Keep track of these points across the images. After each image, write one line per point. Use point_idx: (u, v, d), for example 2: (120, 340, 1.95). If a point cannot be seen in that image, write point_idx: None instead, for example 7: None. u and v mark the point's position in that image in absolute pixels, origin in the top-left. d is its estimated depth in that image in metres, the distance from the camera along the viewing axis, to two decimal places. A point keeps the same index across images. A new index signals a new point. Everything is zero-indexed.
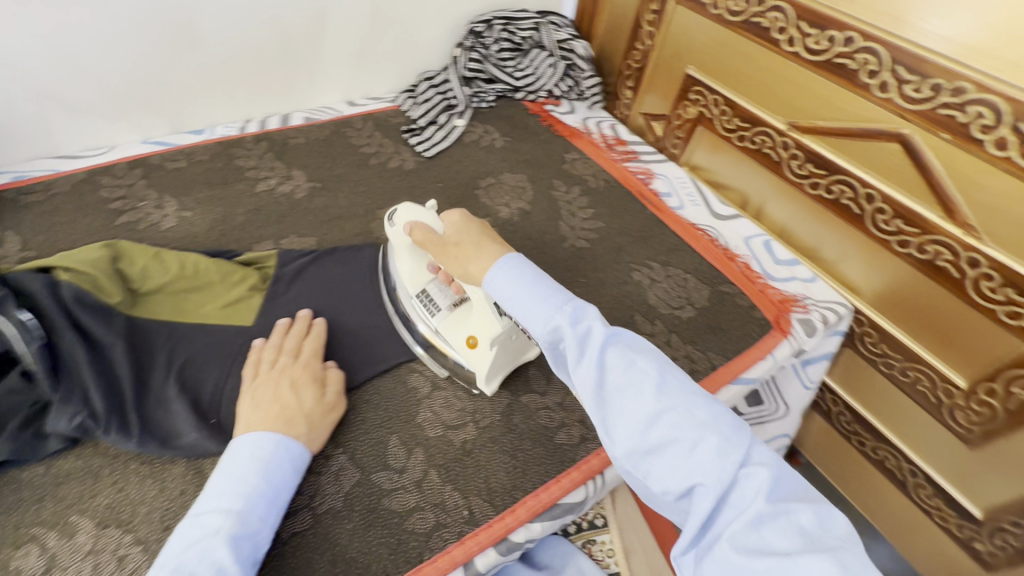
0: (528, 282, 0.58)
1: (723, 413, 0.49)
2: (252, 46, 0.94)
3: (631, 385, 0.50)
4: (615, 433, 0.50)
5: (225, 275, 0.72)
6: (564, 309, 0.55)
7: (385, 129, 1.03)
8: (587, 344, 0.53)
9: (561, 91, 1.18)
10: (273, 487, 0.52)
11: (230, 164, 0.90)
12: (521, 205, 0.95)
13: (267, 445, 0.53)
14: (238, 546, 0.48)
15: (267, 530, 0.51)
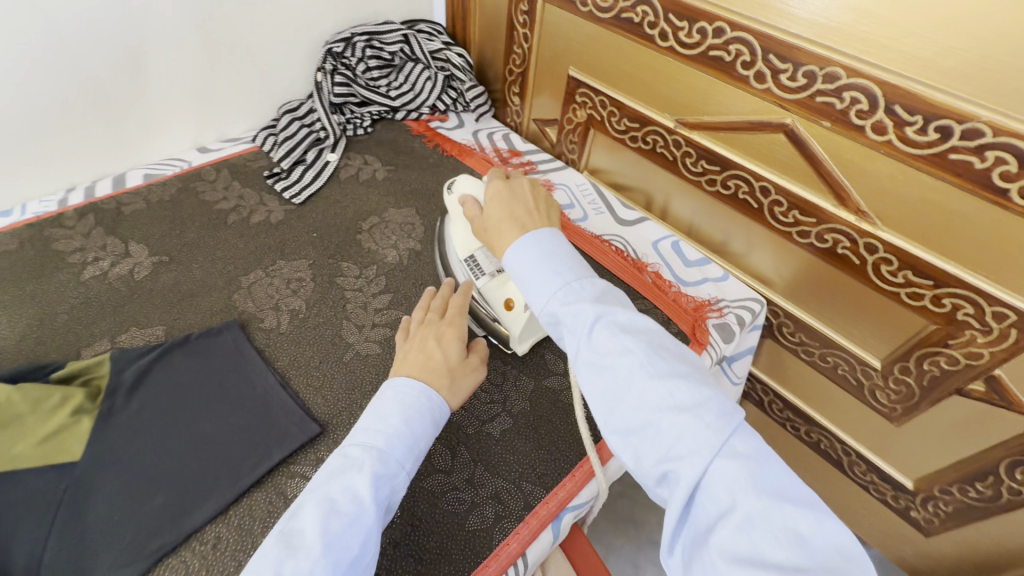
0: (540, 255, 0.54)
1: (713, 400, 0.42)
2: (54, 101, 0.78)
3: (617, 363, 0.45)
4: (602, 411, 0.46)
5: (39, 400, 0.59)
6: (563, 286, 0.51)
7: (244, 177, 0.90)
8: (575, 320, 0.49)
9: (445, 105, 1.10)
10: (414, 431, 0.51)
11: (47, 250, 0.75)
12: (411, 244, 0.85)
13: (411, 387, 0.53)
14: (379, 484, 0.46)
15: (403, 475, 0.49)
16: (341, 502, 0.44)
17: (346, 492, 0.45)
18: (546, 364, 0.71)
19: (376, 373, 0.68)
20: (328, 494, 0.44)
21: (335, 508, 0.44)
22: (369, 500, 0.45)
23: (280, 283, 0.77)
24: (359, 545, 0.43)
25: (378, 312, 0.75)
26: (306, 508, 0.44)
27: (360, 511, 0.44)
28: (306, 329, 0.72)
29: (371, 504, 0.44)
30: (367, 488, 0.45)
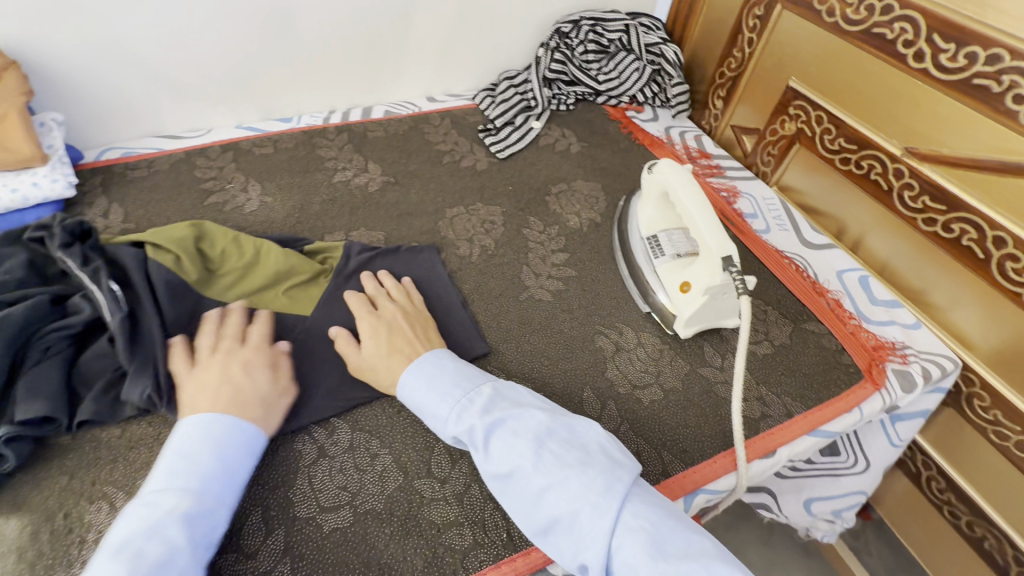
0: (431, 377, 0.59)
1: (598, 479, 0.49)
2: (342, 40, 0.96)
3: (522, 470, 0.50)
4: (519, 515, 0.51)
5: (291, 263, 0.73)
6: (456, 404, 0.56)
7: (462, 128, 1.03)
8: (472, 435, 0.54)
9: (644, 97, 1.13)
10: (227, 466, 0.50)
11: (312, 153, 0.93)
12: (592, 215, 0.90)
13: (216, 420, 0.52)
14: (191, 525, 0.45)
15: (224, 511, 0.49)
16: (151, 550, 0.42)
17: (154, 539, 0.43)
18: (704, 355, 0.72)
19: (544, 317, 0.75)
20: (131, 540, 0.43)
21: (140, 556, 0.42)
22: (184, 539, 0.44)
23: (476, 222, 0.87)
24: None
25: (554, 266, 0.81)
26: (118, 555, 0.42)
27: (177, 553, 0.43)
28: (491, 264, 0.81)
29: (188, 542, 0.44)
30: (179, 531, 0.44)
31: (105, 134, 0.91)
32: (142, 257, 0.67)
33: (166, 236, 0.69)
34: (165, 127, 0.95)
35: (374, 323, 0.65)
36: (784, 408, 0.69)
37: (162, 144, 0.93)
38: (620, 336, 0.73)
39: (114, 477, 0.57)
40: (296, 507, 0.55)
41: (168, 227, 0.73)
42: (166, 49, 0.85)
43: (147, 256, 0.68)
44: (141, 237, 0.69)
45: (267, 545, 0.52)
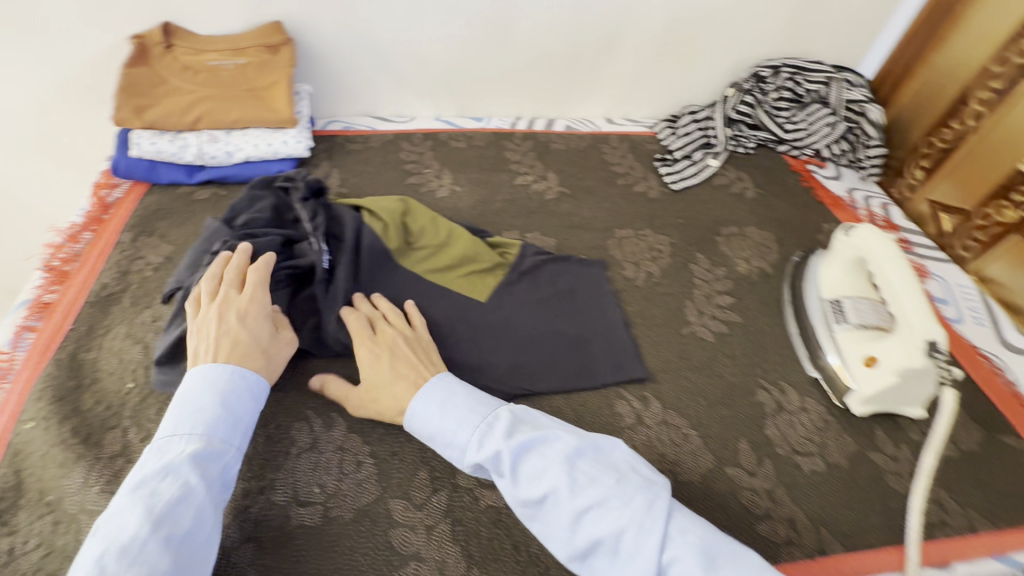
0: (444, 405, 0.55)
1: (625, 489, 0.47)
2: (546, 56, 1.02)
3: (557, 494, 0.48)
4: (554, 541, 0.48)
5: (479, 252, 0.78)
6: (477, 427, 0.53)
7: (639, 154, 1.05)
8: (501, 462, 0.50)
9: (831, 153, 1.07)
10: (232, 412, 0.51)
11: (499, 154, 1.00)
12: (762, 264, 0.88)
13: (227, 371, 0.53)
14: (203, 467, 0.46)
15: (233, 454, 0.50)
16: (163, 490, 0.44)
17: (166, 479, 0.44)
18: (875, 438, 0.67)
19: (704, 357, 0.74)
20: (145, 480, 0.44)
21: (155, 494, 0.43)
22: (197, 480, 0.45)
23: (643, 247, 0.88)
24: (194, 518, 0.44)
25: (718, 308, 0.80)
26: (135, 492, 0.43)
27: (191, 491, 0.45)
28: (655, 292, 0.81)
29: (200, 482, 0.45)
30: (190, 473, 0.45)
31: (334, 107, 1.05)
32: (359, 223, 0.73)
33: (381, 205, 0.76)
34: (379, 110, 1.07)
35: (371, 352, 0.61)
36: (965, 520, 0.62)
37: (375, 124, 1.05)
38: (782, 395, 0.71)
39: (314, 404, 0.64)
40: (459, 475, 0.59)
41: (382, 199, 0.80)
42: (401, 45, 0.96)
43: (363, 222, 0.74)
44: (360, 203, 0.77)
45: (432, 501, 0.57)
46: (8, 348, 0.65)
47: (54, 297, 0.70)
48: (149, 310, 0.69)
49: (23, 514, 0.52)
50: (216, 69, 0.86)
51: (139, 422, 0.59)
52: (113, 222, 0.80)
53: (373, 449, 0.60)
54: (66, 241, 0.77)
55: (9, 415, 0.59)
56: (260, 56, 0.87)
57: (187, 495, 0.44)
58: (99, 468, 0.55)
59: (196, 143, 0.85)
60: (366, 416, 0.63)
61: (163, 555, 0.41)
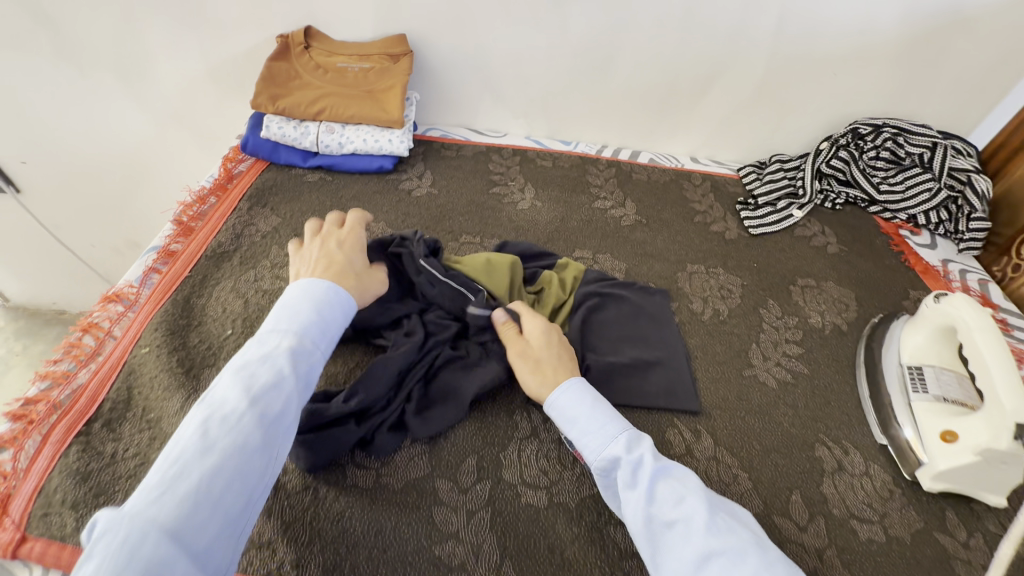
0: (589, 405, 0.57)
1: (769, 559, 0.43)
2: (642, 90, 1.06)
3: (686, 525, 0.46)
4: (663, 574, 0.46)
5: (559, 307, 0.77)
6: (624, 433, 0.55)
7: (720, 195, 1.05)
8: (636, 473, 0.51)
9: (928, 220, 1.03)
10: (325, 319, 0.55)
11: (582, 177, 1.04)
12: (838, 321, 0.85)
13: (330, 287, 0.57)
14: (294, 358, 0.51)
15: (320, 355, 0.53)
16: (261, 374, 0.48)
17: (265, 364, 0.49)
18: (944, 519, 0.63)
19: (764, 401, 0.72)
20: (248, 363, 0.49)
21: (253, 377, 0.48)
22: (289, 377, 0.49)
23: (714, 284, 0.88)
24: (283, 405, 0.48)
25: (786, 356, 0.78)
26: (237, 372, 0.48)
27: (283, 384, 0.48)
28: (720, 330, 0.81)
29: (292, 376, 0.49)
30: (282, 362, 0.49)
31: (435, 116, 1.13)
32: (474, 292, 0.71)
33: (500, 282, 0.72)
34: (475, 123, 1.14)
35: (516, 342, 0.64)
36: None
37: (470, 136, 1.13)
38: (846, 456, 0.67)
39: None
40: (505, 469, 0.61)
41: (472, 257, 0.74)
42: (507, 67, 1.04)
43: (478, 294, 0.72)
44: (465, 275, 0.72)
45: (476, 488, 0.59)
46: (137, 284, 0.74)
47: (178, 247, 0.80)
48: (253, 270, 0.78)
49: (126, 425, 0.60)
50: (342, 70, 0.97)
51: None
52: (235, 191, 0.91)
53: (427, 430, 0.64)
54: (195, 201, 0.87)
55: (129, 340, 0.67)
56: (382, 64, 0.97)
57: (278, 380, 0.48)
58: (194, 398, 0.62)
59: (315, 132, 0.95)
60: None
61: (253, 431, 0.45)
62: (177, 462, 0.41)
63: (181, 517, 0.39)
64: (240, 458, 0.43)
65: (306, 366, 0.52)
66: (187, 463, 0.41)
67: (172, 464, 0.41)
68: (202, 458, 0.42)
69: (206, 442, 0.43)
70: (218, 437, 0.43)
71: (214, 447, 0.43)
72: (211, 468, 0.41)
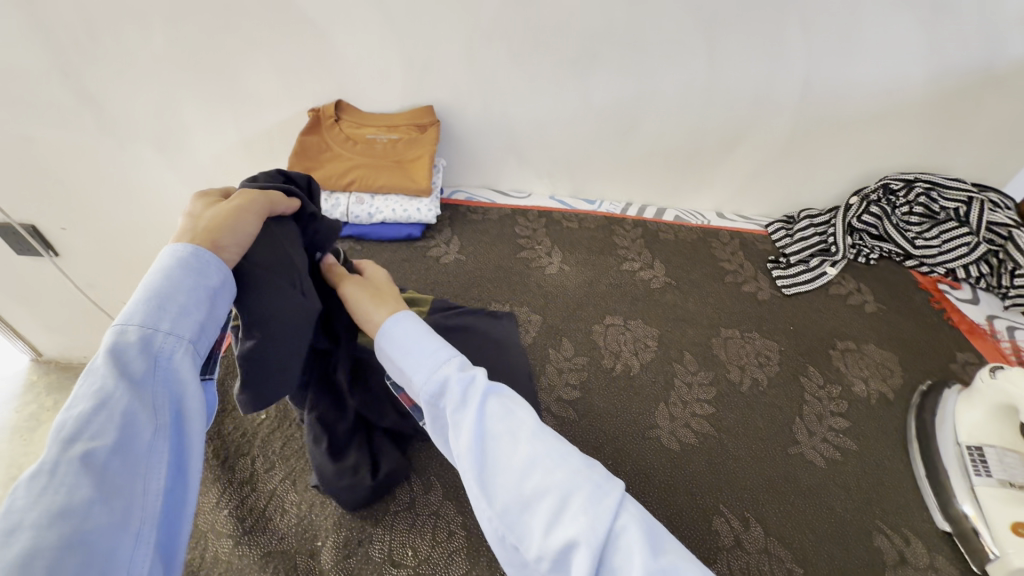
0: (418, 331, 0.51)
1: (589, 462, 0.41)
2: (666, 151, 1.07)
3: (508, 427, 0.43)
4: (494, 494, 0.40)
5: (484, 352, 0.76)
6: (445, 351, 0.49)
7: (749, 252, 1.04)
8: (466, 392, 0.45)
9: (969, 275, 1.00)
10: (175, 286, 0.38)
11: (608, 238, 1.03)
12: (884, 388, 0.82)
13: (169, 255, 0.40)
14: (127, 362, 0.34)
15: (175, 343, 0.37)
16: (80, 396, 0.33)
17: (89, 385, 0.33)
18: None
19: (814, 483, 0.69)
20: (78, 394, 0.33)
21: (69, 408, 0.32)
22: (120, 386, 0.33)
23: (750, 351, 0.86)
24: (119, 430, 0.32)
25: (832, 430, 0.75)
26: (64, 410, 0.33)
27: (121, 397, 0.33)
28: (761, 401, 0.78)
29: (127, 377, 0.34)
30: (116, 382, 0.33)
31: (461, 179, 1.15)
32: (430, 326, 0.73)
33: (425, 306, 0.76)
34: (500, 184, 1.16)
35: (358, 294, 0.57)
36: None
37: (495, 197, 1.14)
38: (907, 545, 0.63)
39: (415, 463, 0.67)
40: None
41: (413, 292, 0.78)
42: (532, 132, 1.06)
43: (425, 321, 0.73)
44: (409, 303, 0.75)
45: None
46: None
47: None
48: None
49: None
50: (372, 142, 1.00)
51: (266, 453, 0.65)
52: None
53: (464, 521, 0.62)
54: None
55: None
56: (411, 134, 0.99)
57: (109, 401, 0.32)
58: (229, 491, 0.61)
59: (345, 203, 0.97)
60: (461, 485, 0.65)
61: (86, 487, 0.30)
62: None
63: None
64: (78, 520, 0.29)
65: (153, 358, 0.36)
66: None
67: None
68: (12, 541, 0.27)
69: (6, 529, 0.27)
70: (36, 507, 0.28)
71: (20, 529, 0.27)
72: (32, 552, 0.27)
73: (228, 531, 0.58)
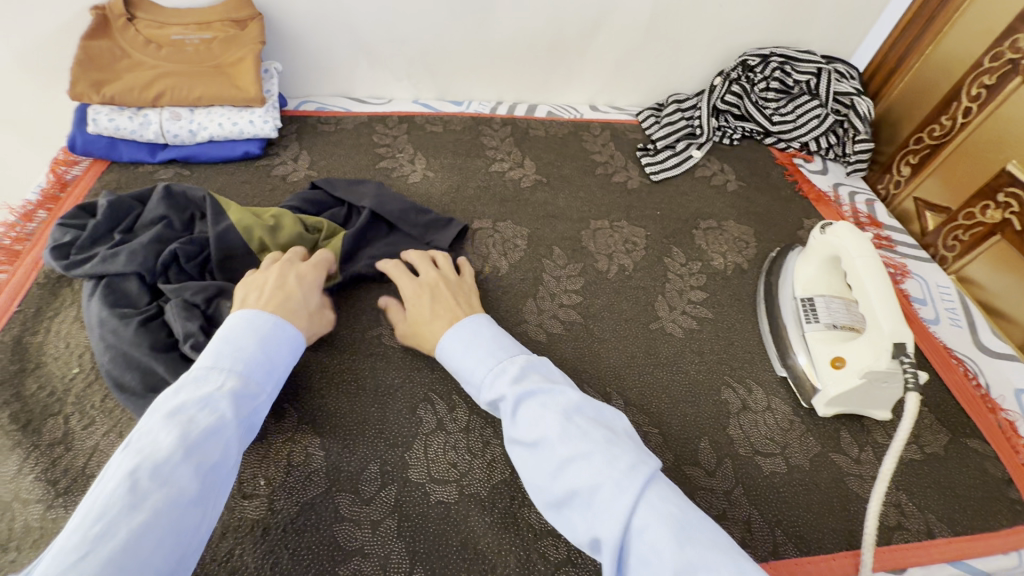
0: (468, 341, 0.55)
1: (620, 453, 0.41)
2: (529, 40, 0.99)
3: (538, 437, 0.44)
4: (533, 483, 0.44)
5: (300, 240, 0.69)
6: (492, 369, 0.52)
7: (620, 143, 1.03)
8: (506, 406, 0.47)
9: (818, 146, 1.05)
10: (272, 359, 0.51)
11: (476, 140, 0.97)
12: (738, 259, 0.86)
13: (256, 318, 0.53)
14: (238, 404, 0.45)
15: (267, 398, 0.49)
16: (201, 418, 0.42)
17: (205, 409, 0.43)
18: (839, 440, 0.66)
19: (672, 353, 0.72)
20: (183, 407, 0.42)
21: (192, 421, 0.41)
22: (232, 424, 0.43)
23: (618, 239, 0.86)
24: (223, 452, 0.42)
25: (691, 303, 0.79)
26: (171, 418, 0.41)
27: (224, 425, 0.43)
28: (626, 285, 0.80)
29: (235, 417, 0.44)
30: (227, 406, 0.44)
31: (309, 87, 1.02)
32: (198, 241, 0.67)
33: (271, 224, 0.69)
34: (355, 91, 1.04)
35: (416, 290, 0.64)
36: (925, 525, 0.60)
37: (350, 105, 1.02)
38: (749, 394, 0.69)
39: None
40: (410, 469, 0.58)
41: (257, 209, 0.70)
42: (377, 25, 0.93)
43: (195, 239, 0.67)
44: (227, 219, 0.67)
45: (380, 497, 0.56)
46: None
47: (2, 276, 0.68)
48: None
49: None
50: (181, 44, 0.83)
51: (83, 409, 0.57)
52: (69, 201, 0.78)
53: (322, 442, 0.59)
54: (20, 220, 0.74)
55: None
56: (227, 32, 0.84)
57: (223, 426, 0.42)
58: (36, 456, 0.54)
59: (157, 120, 0.82)
60: (320, 406, 0.62)
61: (190, 476, 0.39)
62: (104, 518, 0.34)
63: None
64: (175, 510, 0.37)
65: (249, 411, 0.46)
66: (113, 518, 0.35)
67: (95, 522, 0.34)
68: (134, 511, 0.35)
69: (136, 495, 0.36)
70: (153, 488, 0.37)
71: (146, 500, 0.36)
72: (140, 525, 0.35)
73: (37, 497, 0.51)
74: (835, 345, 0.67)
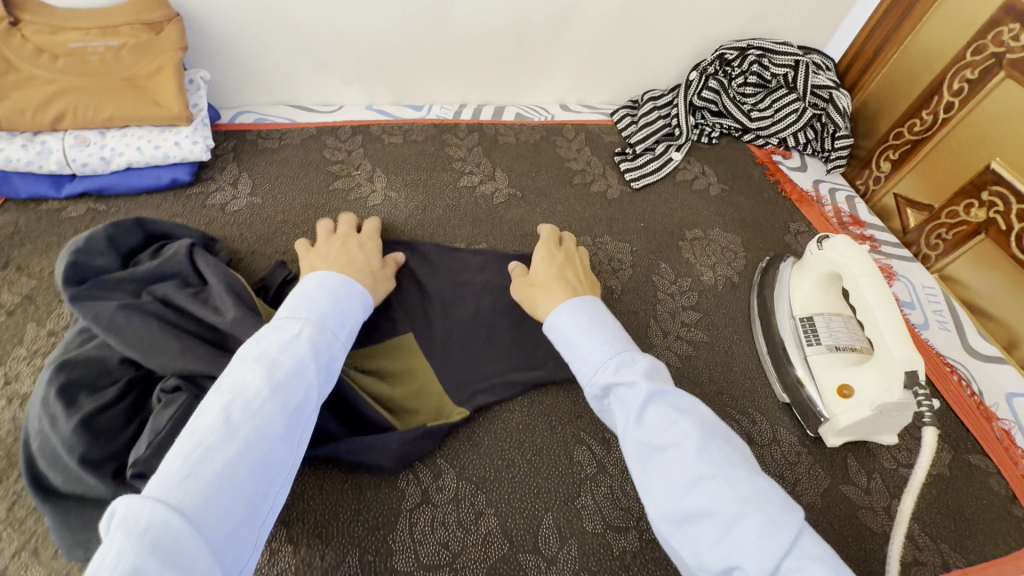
0: (583, 328, 0.52)
1: (769, 492, 0.38)
2: (493, 37, 0.89)
3: (667, 439, 0.41)
4: (652, 490, 0.41)
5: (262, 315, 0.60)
6: (610, 357, 0.49)
7: (596, 147, 0.96)
8: (630, 393, 0.45)
9: (797, 142, 1.01)
10: (342, 308, 0.50)
11: (441, 151, 0.88)
12: (728, 272, 0.81)
13: (324, 279, 0.52)
14: (316, 350, 0.44)
15: (342, 349, 0.48)
16: (283, 360, 0.42)
17: (286, 352, 0.42)
18: (847, 470, 0.63)
19: None
20: (267, 349, 0.42)
21: (276, 362, 0.41)
22: (312, 366, 0.43)
23: (602, 257, 0.80)
24: (306, 392, 0.42)
25: (684, 326, 0.74)
26: (257, 358, 0.41)
27: (306, 365, 0.43)
28: (616, 310, 0.74)
29: (313, 360, 0.43)
30: (308, 349, 0.44)
31: (244, 95, 0.89)
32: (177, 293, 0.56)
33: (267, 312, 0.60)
34: (299, 99, 0.92)
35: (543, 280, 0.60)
36: (939, 557, 0.58)
37: (294, 114, 0.90)
38: (753, 426, 0.65)
39: None
40: (395, 556, 0.51)
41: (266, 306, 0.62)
42: (321, 24, 0.82)
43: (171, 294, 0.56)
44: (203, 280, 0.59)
45: None
46: None
47: None
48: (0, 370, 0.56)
49: None
50: (80, 53, 0.69)
51: None
52: None
53: (289, 534, 0.51)
54: None
55: None
56: (138, 36, 0.70)
57: (305, 367, 0.42)
58: None
59: (59, 147, 0.69)
60: None
61: (275, 414, 0.39)
62: (201, 449, 0.35)
63: (200, 505, 0.33)
64: (264, 444, 0.38)
65: (327, 355, 0.46)
66: (207, 450, 0.35)
67: (192, 451, 0.35)
68: (228, 442, 0.36)
69: (228, 429, 0.37)
70: (244, 421, 0.37)
71: (239, 431, 0.37)
72: (232, 456, 0.36)
73: None
74: (841, 371, 0.63)
